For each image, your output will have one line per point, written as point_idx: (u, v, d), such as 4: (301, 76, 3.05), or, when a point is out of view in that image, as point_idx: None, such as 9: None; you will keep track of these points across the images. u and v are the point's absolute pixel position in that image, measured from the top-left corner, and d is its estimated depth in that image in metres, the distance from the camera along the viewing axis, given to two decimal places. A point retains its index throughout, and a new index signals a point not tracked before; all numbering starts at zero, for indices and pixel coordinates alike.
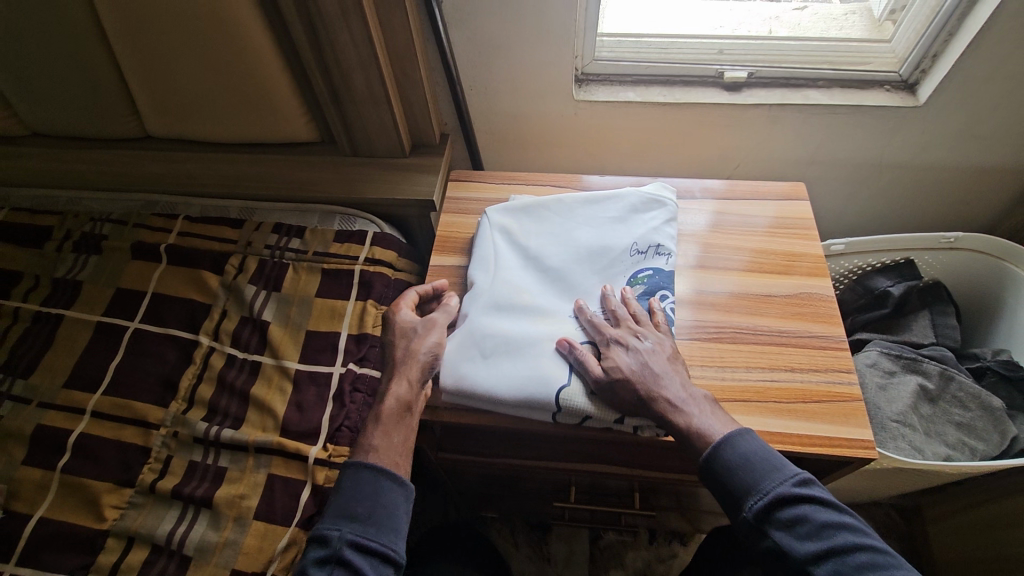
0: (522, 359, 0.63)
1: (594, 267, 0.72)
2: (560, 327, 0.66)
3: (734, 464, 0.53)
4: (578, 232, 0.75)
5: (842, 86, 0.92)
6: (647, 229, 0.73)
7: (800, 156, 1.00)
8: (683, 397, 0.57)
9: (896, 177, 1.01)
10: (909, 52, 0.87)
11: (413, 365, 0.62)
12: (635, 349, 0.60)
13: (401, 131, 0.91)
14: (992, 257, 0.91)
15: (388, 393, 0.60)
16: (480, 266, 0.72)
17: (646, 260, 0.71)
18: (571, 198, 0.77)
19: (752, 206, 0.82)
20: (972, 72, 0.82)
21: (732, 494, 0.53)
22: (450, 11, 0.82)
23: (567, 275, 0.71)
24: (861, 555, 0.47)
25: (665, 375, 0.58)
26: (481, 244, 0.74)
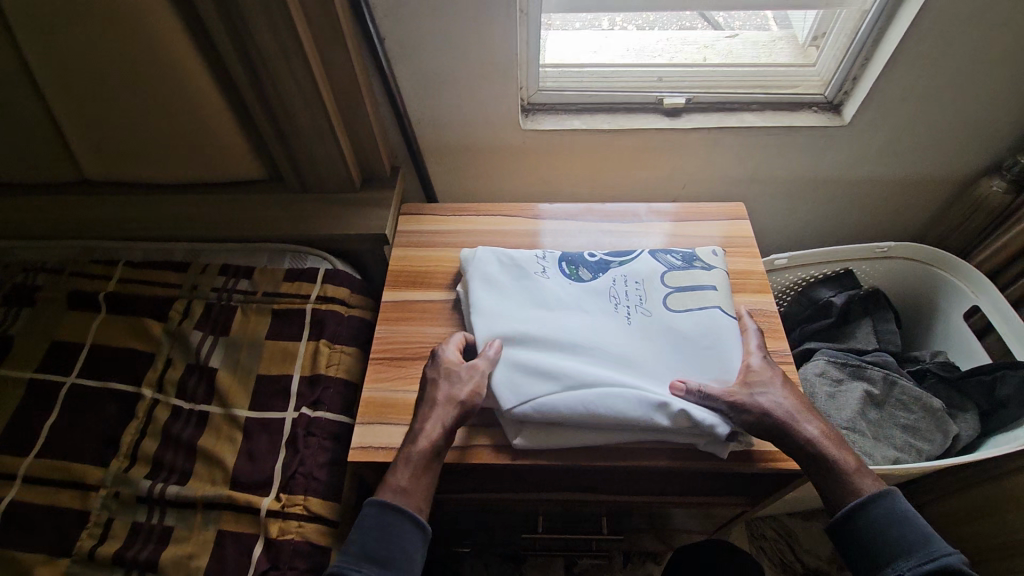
0: (705, 331, 0.67)
1: (562, 282, 0.73)
2: (634, 327, 0.69)
3: (874, 528, 0.55)
4: (530, 297, 0.71)
5: (773, 109, 0.97)
6: (531, 256, 0.76)
7: (741, 176, 1.04)
8: (810, 429, 0.59)
9: (830, 191, 1.06)
10: (831, 74, 0.93)
11: (450, 409, 0.60)
12: (763, 403, 0.60)
13: (350, 166, 0.91)
14: (921, 264, 0.97)
15: (421, 434, 0.59)
16: (548, 402, 0.61)
17: (550, 255, 0.77)
18: (477, 289, 0.71)
19: (698, 228, 0.85)
20: (888, 93, 0.88)
21: (891, 547, 0.54)
22: (394, 48, 0.84)
23: (552, 283, 0.73)
24: None
25: (791, 414, 0.60)
26: (513, 391, 0.62)
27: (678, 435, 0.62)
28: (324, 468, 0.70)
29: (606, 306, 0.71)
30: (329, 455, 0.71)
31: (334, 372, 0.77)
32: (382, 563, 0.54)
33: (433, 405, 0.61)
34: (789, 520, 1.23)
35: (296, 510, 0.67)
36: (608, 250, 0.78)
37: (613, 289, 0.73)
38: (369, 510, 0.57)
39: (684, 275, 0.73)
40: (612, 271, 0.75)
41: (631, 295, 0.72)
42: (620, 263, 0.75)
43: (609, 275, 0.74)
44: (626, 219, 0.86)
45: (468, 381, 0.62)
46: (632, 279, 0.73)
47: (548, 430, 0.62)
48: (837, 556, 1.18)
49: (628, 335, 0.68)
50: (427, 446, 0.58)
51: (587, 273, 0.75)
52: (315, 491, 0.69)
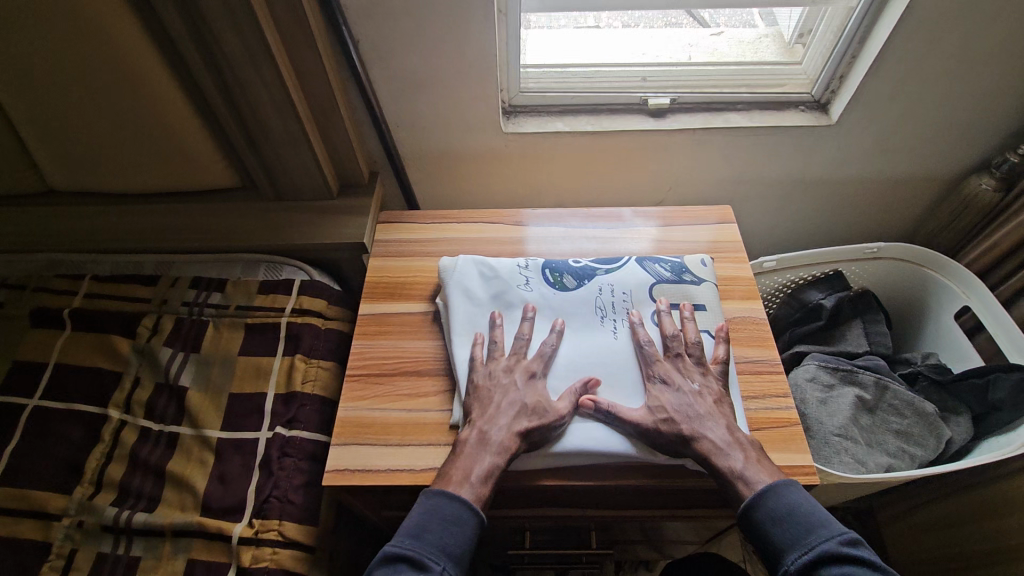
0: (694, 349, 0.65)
1: (548, 293, 0.71)
2: (620, 342, 0.67)
3: (769, 522, 0.53)
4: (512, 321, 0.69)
5: (760, 108, 0.95)
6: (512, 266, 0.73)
7: (729, 176, 1.02)
8: (717, 434, 0.58)
9: (819, 191, 1.05)
10: (818, 73, 0.91)
11: (524, 415, 0.59)
12: (664, 406, 0.60)
13: (326, 172, 0.88)
14: (912, 264, 0.95)
15: (500, 443, 0.57)
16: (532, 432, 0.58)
17: (532, 265, 0.74)
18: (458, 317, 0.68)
19: (685, 232, 0.83)
20: (875, 91, 0.87)
21: (786, 539, 0.52)
22: (368, 50, 0.81)
23: (536, 295, 0.71)
24: None
25: (719, 445, 0.57)
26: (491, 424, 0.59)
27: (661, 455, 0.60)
28: (299, 491, 0.67)
29: (592, 319, 0.69)
30: (305, 476, 0.68)
31: (310, 389, 0.74)
32: (455, 558, 0.52)
33: (510, 411, 0.59)
34: None
35: (270, 535, 0.64)
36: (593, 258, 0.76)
37: (602, 301, 0.71)
38: (431, 500, 0.55)
39: (673, 287, 0.72)
40: (598, 280, 0.72)
41: (618, 307, 0.70)
42: (606, 272, 0.73)
43: (599, 284, 0.72)
44: (611, 224, 0.84)
45: (529, 391, 0.61)
46: (620, 289, 0.71)
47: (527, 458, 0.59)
48: None
49: (614, 350, 0.66)
50: (506, 458, 0.57)
51: (572, 280, 0.72)
52: (290, 516, 0.66)
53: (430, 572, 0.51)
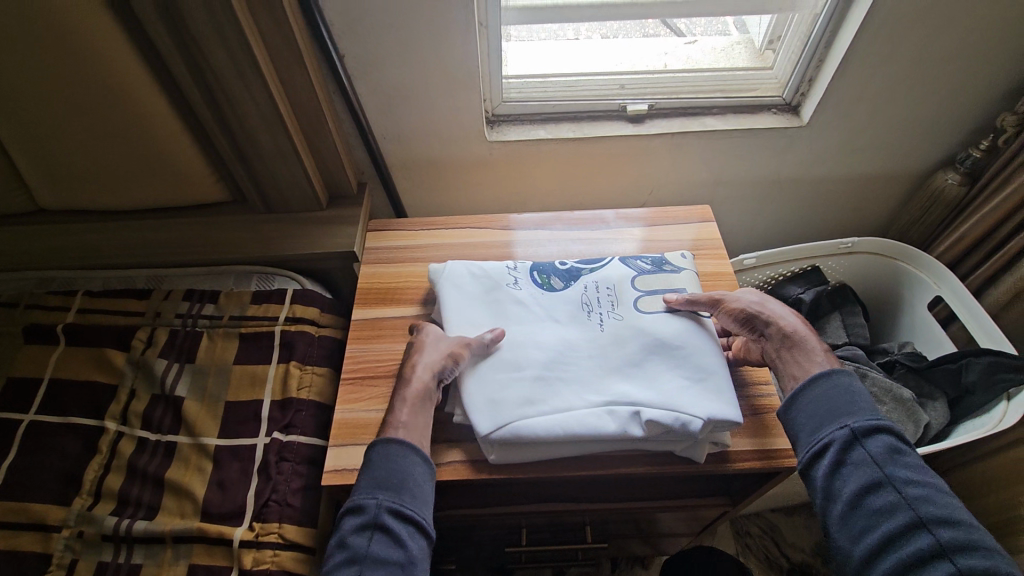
0: (678, 335, 0.67)
1: (535, 292, 0.73)
2: (607, 332, 0.68)
3: (840, 386, 0.58)
4: (503, 321, 0.70)
5: (734, 112, 0.99)
6: (502, 267, 0.76)
7: (707, 178, 1.05)
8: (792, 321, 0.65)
9: (794, 189, 1.09)
10: (787, 77, 0.95)
11: (431, 355, 0.64)
12: (741, 303, 0.67)
13: (315, 184, 0.90)
14: (886, 258, 0.99)
15: (412, 377, 0.63)
16: (530, 425, 0.60)
17: (519, 268, 0.76)
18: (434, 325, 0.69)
19: (666, 231, 0.86)
20: (842, 92, 0.91)
21: (856, 403, 0.57)
22: (354, 64, 0.83)
23: (523, 292, 0.73)
24: (945, 499, 0.51)
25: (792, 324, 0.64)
26: (489, 418, 0.60)
27: (654, 442, 0.62)
28: (298, 494, 0.68)
29: (579, 314, 0.71)
30: (303, 480, 0.70)
31: (306, 395, 0.75)
32: (397, 488, 0.55)
33: (417, 356, 0.65)
34: (773, 516, 1.24)
35: (270, 538, 0.65)
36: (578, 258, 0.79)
37: (586, 297, 0.73)
38: (375, 449, 0.58)
39: (653, 278, 0.74)
40: (583, 278, 0.75)
41: (603, 301, 0.72)
42: (590, 271, 0.76)
43: (581, 282, 0.74)
44: (594, 226, 0.87)
45: (435, 343, 0.66)
46: (604, 285, 0.74)
47: (522, 450, 0.61)
48: (822, 548, 1.19)
49: (602, 341, 0.68)
50: (419, 391, 0.62)
51: (559, 281, 0.75)
52: (289, 518, 0.67)
53: (367, 509, 0.54)
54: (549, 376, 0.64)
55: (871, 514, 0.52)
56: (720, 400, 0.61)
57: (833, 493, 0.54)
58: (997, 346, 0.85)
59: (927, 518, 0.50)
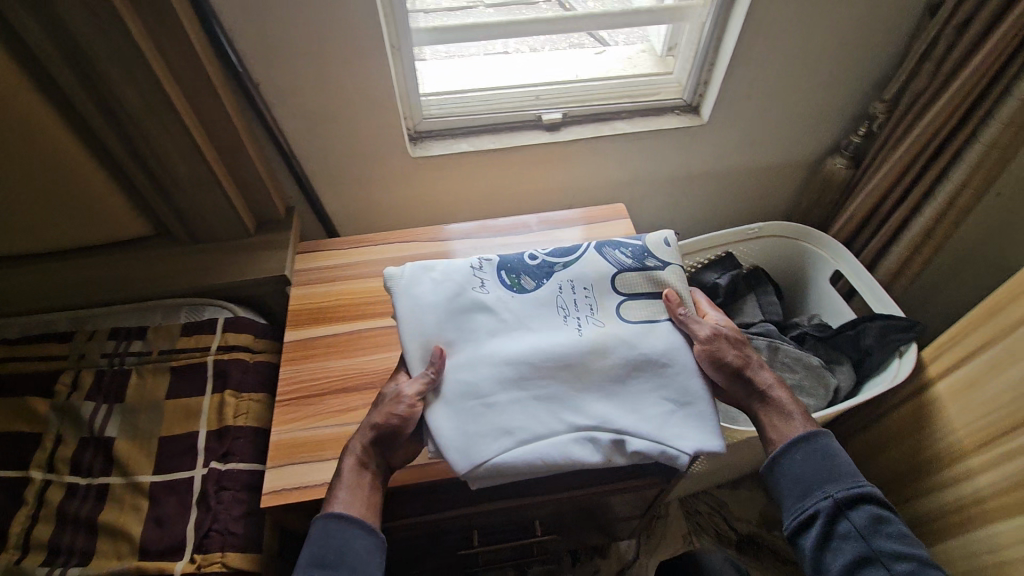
0: (663, 345, 0.65)
1: (505, 295, 0.69)
2: (587, 339, 0.65)
3: (823, 453, 0.60)
4: (475, 333, 0.65)
5: (641, 115, 1.06)
6: (467, 273, 0.69)
7: (625, 178, 1.12)
8: (769, 376, 0.65)
9: (705, 183, 1.17)
10: (685, 80, 1.03)
11: (385, 413, 0.61)
12: (725, 347, 0.65)
13: (240, 212, 0.90)
14: (791, 239, 1.08)
15: (354, 449, 0.61)
16: (509, 459, 0.59)
17: (484, 270, 0.70)
18: (408, 342, 0.65)
19: (583, 230, 0.91)
20: (734, 91, 0.99)
21: (839, 473, 0.59)
22: (269, 91, 0.85)
23: (494, 298, 0.68)
24: (930, 568, 0.56)
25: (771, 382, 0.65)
26: (463, 457, 0.59)
27: (634, 462, 0.63)
28: (240, 521, 0.68)
29: (555, 318, 0.67)
30: (245, 506, 0.70)
31: (243, 421, 0.75)
32: (333, 565, 0.55)
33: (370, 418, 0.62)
34: (720, 492, 1.31)
35: (214, 568, 0.65)
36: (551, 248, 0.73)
37: (561, 299, 0.68)
38: (317, 521, 0.58)
39: (638, 276, 0.69)
40: (556, 275, 0.70)
41: (581, 303, 0.68)
42: (563, 267, 0.71)
43: (554, 282, 0.69)
44: (516, 231, 0.91)
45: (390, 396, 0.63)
46: (578, 286, 0.69)
47: (498, 478, 0.62)
48: (766, 516, 1.27)
49: (583, 350, 0.64)
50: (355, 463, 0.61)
51: (530, 281, 0.70)
52: (232, 546, 0.67)
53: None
54: (524, 394, 0.62)
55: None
56: (705, 424, 0.62)
57: (823, 566, 0.58)
58: (888, 309, 0.95)
59: None
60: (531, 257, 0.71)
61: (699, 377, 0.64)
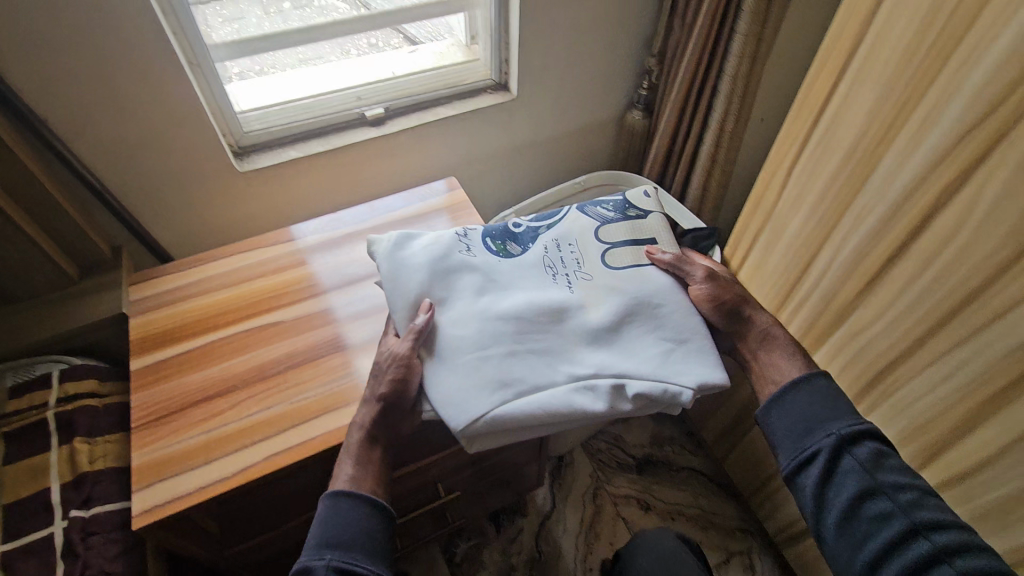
0: (653, 289, 0.73)
1: (491, 258, 0.77)
2: (577, 295, 0.74)
3: (821, 392, 0.65)
4: (463, 291, 0.72)
5: (458, 99, 1.14)
6: (455, 241, 0.77)
7: (459, 159, 1.20)
8: (758, 318, 0.74)
9: (533, 153, 1.29)
10: (489, 62, 1.14)
11: (391, 374, 0.66)
12: (707, 288, 0.74)
13: (56, 257, 0.84)
14: (612, 186, 1.23)
15: (363, 419, 0.65)
16: (509, 411, 0.64)
17: (470, 238, 0.78)
18: (397, 305, 0.71)
19: (421, 206, 0.96)
20: (532, 65, 1.11)
21: (839, 412, 0.63)
22: (63, 126, 0.81)
23: (484, 262, 0.76)
24: (932, 502, 0.57)
25: (758, 323, 0.74)
26: (457, 414, 0.64)
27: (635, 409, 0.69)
28: (117, 560, 0.66)
29: (545, 276, 0.76)
30: (120, 545, 0.67)
31: (102, 464, 0.72)
32: (346, 545, 0.57)
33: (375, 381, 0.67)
34: (612, 428, 1.43)
35: None
36: (533, 218, 0.83)
37: (550, 259, 0.77)
38: (324, 504, 0.61)
39: (617, 227, 0.80)
40: (544, 238, 0.80)
41: (568, 260, 0.77)
42: (548, 229, 0.81)
43: (540, 248, 0.79)
44: (358, 220, 0.94)
45: (391, 360, 0.67)
46: (566, 245, 0.79)
47: (499, 434, 0.66)
48: (654, 436, 1.42)
49: (575, 303, 0.73)
50: (362, 436, 0.64)
51: (516, 247, 0.79)
52: None
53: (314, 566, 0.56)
54: (522, 348, 0.68)
55: (863, 522, 0.58)
56: (698, 355, 0.69)
57: (828, 502, 0.60)
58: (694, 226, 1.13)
59: (921, 525, 0.56)
60: (517, 227, 0.81)
61: (684, 314, 0.72)
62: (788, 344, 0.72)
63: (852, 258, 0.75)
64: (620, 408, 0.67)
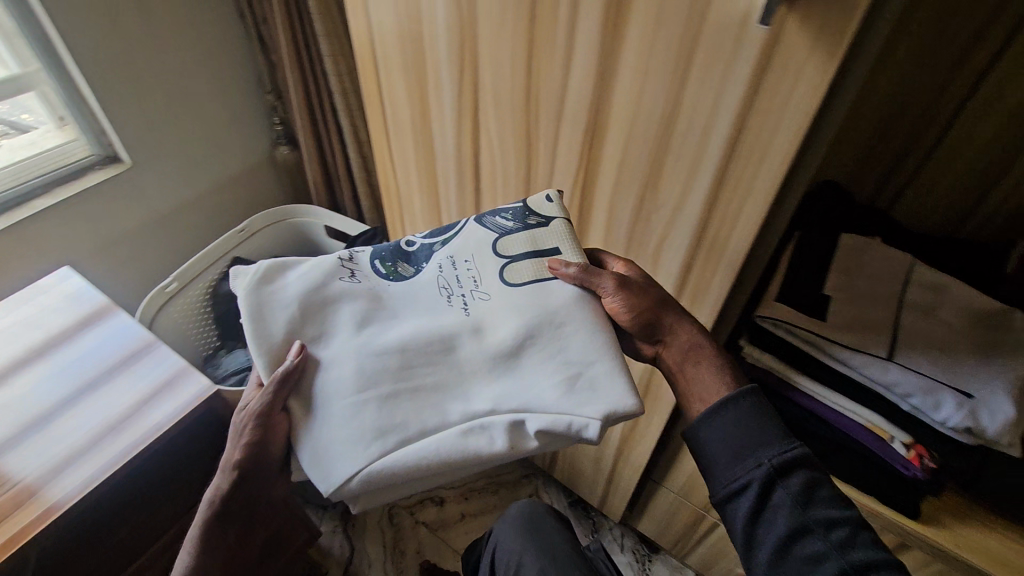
0: (561, 306, 0.56)
1: (378, 282, 0.61)
2: (472, 317, 0.57)
3: (745, 412, 0.55)
4: (343, 326, 0.57)
5: (59, 184, 1.01)
6: (329, 275, 0.60)
7: (93, 247, 1.07)
8: (679, 340, 0.62)
9: (187, 215, 1.22)
10: (84, 137, 1.04)
11: (235, 449, 0.56)
12: (619, 303, 0.59)
13: None
14: (279, 219, 1.25)
15: (217, 492, 0.58)
16: (384, 467, 0.50)
17: (353, 268, 0.62)
18: (252, 353, 0.55)
19: (28, 307, 0.85)
20: (137, 127, 1.06)
21: (762, 436, 0.53)
22: None
23: (370, 293, 0.60)
24: (870, 535, 0.48)
25: (680, 350, 0.62)
26: (322, 474, 0.51)
27: (547, 448, 0.54)
28: None
29: (437, 297, 0.60)
30: None
31: None
32: None
33: (228, 447, 0.57)
34: None
35: None
36: (429, 231, 0.66)
37: (443, 277, 0.60)
38: None
39: (517, 236, 0.61)
40: (437, 255, 0.62)
41: (464, 278, 0.60)
42: (443, 244, 0.64)
43: (432, 267, 0.62)
44: None
45: (238, 432, 0.56)
46: (459, 260, 0.61)
47: (385, 489, 0.54)
48: None
49: (469, 328, 0.57)
50: (208, 514, 0.59)
51: (408, 267, 0.63)
52: None
53: None
54: (405, 394, 0.54)
55: (790, 539, 0.49)
56: (609, 368, 0.53)
57: (757, 540, 0.52)
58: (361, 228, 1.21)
59: (855, 567, 0.46)
60: (409, 243, 0.65)
61: (591, 323, 0.56)
62: (713, 361, 0.61)
63: (459, 211, 0.89)
64: (524, 449, 0.52)
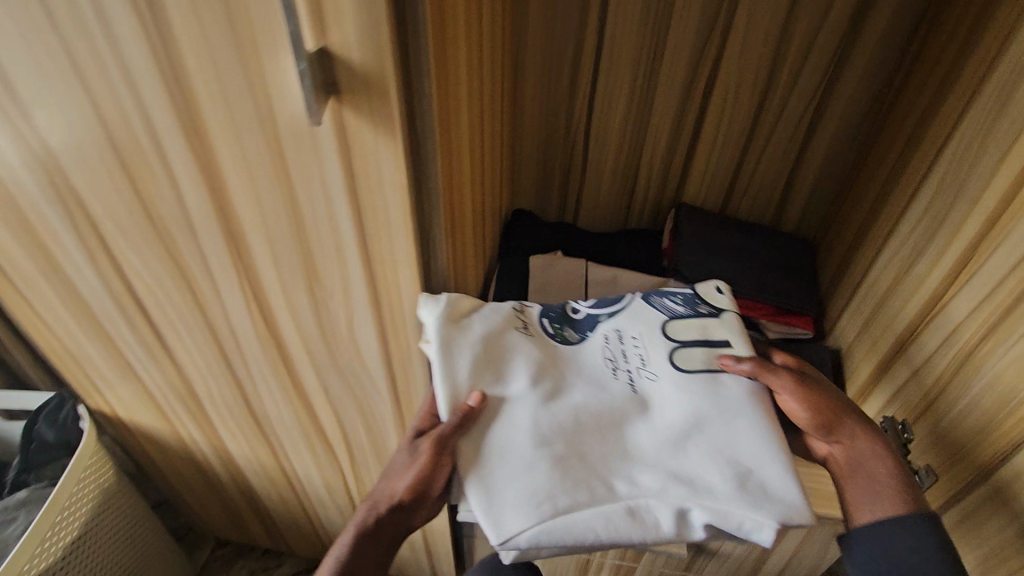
0: (728, 396, 0.58)
1: (552, 346, 0.63)
2: (641, 394, 0.60)
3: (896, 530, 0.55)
4: (519, 373, 0.59)
5: None
6: (506, 342, 0.61)
7: None
8: (843, 435, 0.61)
9: None
10: None
11: (405, 475, 0.59)
12: (778, 381, 0.60)
13: None
14: None
15: (380, 504, 0.61)
16: (554, 529, 0.53)
17: (554, 348, 0.63)
18: (436, 388, 0.58)
19: None
20: None
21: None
22: None
23: (541, 349, 0.62)
24: None
25: (851, 459, 0.61)
26: (490, 522, 0.54)
27: (708, 541, 0.55)
28: None
29: (602, 368, 0.62)
30: None
31: None
32: None
33: (397, 459, 0.62)
34: None
35: None
36: (593, 299, 0.68)
37: (608, 350, 0.63)
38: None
39: (690, 322, 0.64)
40: (602, 326, 0.65)
41: (631, 354, 0.63)
42: (608, 316, 0.66)
43: (597, 337, 0.64)
44: None
45: (405, 463, 0.60)
46: (631, 335, 0.64)
47: (546, 547, 0.56)
48: None
49: (637, 404, 0.59)
50: (362, 520, 0.62)
51: (575, 333, 0.65)
52: None
53: None
54: (573, 458, 0.56)
55: None
56: (767, 456, 0.55)
57: None
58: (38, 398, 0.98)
59: None
60: (575, 311, 0.67)
61: (757, 417, 0.57)
62: (900, 478, 0.58)
63: (146, 350, 0.77)
64: (686, 537, 0.54)
